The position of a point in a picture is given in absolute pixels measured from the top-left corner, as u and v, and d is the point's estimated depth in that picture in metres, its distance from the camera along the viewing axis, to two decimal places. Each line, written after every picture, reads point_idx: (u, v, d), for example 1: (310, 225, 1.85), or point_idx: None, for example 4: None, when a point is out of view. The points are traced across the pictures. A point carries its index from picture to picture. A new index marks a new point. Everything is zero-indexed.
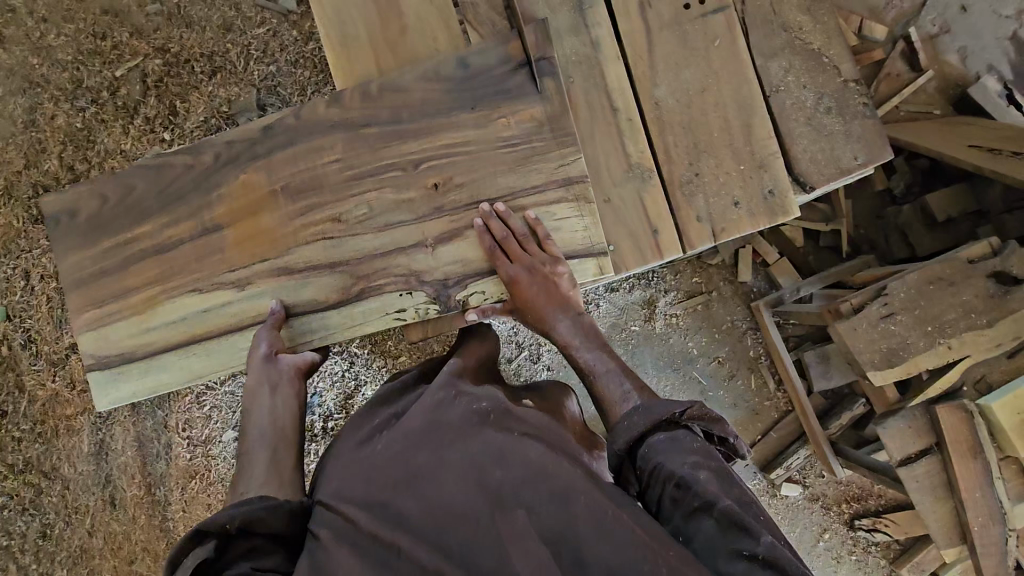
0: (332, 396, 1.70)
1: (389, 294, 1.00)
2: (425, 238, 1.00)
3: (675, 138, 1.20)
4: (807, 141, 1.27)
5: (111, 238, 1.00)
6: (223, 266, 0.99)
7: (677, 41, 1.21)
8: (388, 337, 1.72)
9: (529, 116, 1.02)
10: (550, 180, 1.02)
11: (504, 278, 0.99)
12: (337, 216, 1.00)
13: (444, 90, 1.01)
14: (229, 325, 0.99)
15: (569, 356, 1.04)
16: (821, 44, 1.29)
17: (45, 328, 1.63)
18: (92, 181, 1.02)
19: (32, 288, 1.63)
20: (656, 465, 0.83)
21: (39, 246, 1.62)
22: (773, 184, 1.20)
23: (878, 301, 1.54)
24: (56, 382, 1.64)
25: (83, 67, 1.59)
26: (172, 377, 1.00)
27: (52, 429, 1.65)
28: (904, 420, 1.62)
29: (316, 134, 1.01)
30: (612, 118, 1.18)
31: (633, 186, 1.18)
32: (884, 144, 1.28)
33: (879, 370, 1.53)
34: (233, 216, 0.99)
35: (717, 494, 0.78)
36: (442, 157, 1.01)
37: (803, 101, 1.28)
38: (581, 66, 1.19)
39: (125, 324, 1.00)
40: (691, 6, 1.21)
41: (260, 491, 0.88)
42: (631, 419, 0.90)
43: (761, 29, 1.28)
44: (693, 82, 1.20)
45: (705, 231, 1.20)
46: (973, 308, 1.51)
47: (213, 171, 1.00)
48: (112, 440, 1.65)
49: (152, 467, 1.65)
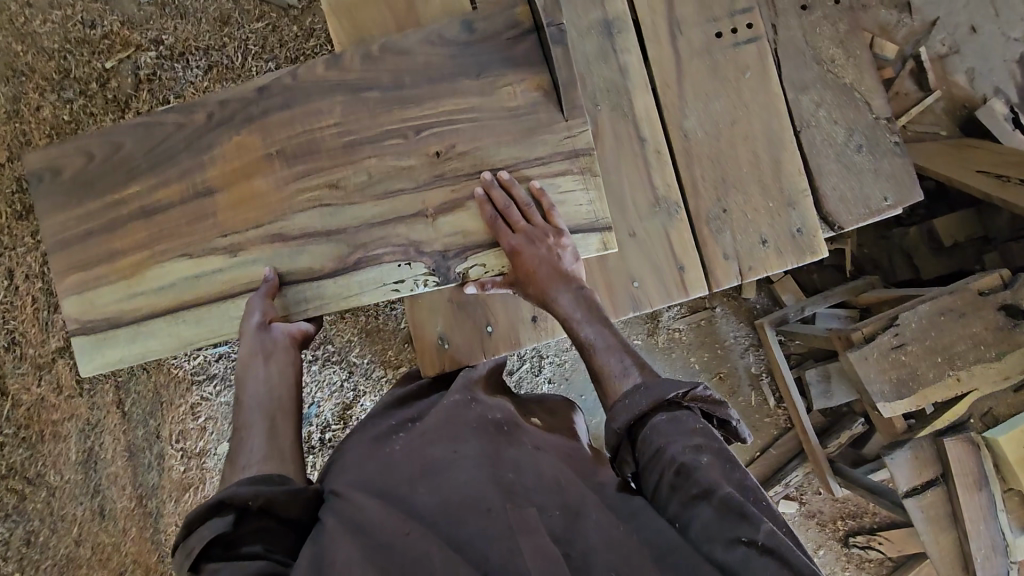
0: (330, 406, 1.65)
1: (388, 265, 0.97)
2: (426, 209, 0.97)
3: (702, 171, 1.21)
4: (837, 179, 1.27)
5: (98, 199, 0.97)
6: (215, 231, 0.96)
7: (708, 69, 1.22)
8: (389, 347, 1.70)
9: (536, 85, 0.98)
10: (555, 152, 0.99)
11: (505, 249, 0.96)
12: (333, 183, 0.97)
13: (447, 54, 0.98)
14: (219, 293, 0.96)
15: (570, 331, 0.99)
16: (853, 79, 1.30)
17: (30, 330, 1.49)
18: (77, 138, 0.98)
19: (16, 287, 1.49)
20: (658, 448, 0.79)
21: (24, 243, 1.49)
22: (802, 223, 1.21)
23: (890, 331, 1.51)
24: (41, 388, 1.50)
25: (71, 56, 1.52)
26: (160, 344, 0.97)
27: (37, 434, 1.48)
28: (909, 450, 1.58)
29: (317, 96, 0.98)
30: (638, 147, 1.20)
31: (660, 222, 1.19)
32: (913, 184, 1.27)
33: (888, 402, 1.51)
34: (225, 177, 0.96)
35: (718, 481, 0.74)
36: (445, 125, 0.98)
37: (834, 137, 1.28)
38: (609, 94, 1.20)
39: (110, 288, 0.96)
40: (723, 35, 1.23)
41: (262, 469, 0.82)
42: (632, 397, 0.85)
43: (792, 58, 1.29)
44: (723, 115, 1.22)
45: (731, 269, 1.21)
46: (984, 339, 1.49)
47: (205, 131, 0.97)
48: (102, 448, 1.54)
49: (143, 477, 1.57)
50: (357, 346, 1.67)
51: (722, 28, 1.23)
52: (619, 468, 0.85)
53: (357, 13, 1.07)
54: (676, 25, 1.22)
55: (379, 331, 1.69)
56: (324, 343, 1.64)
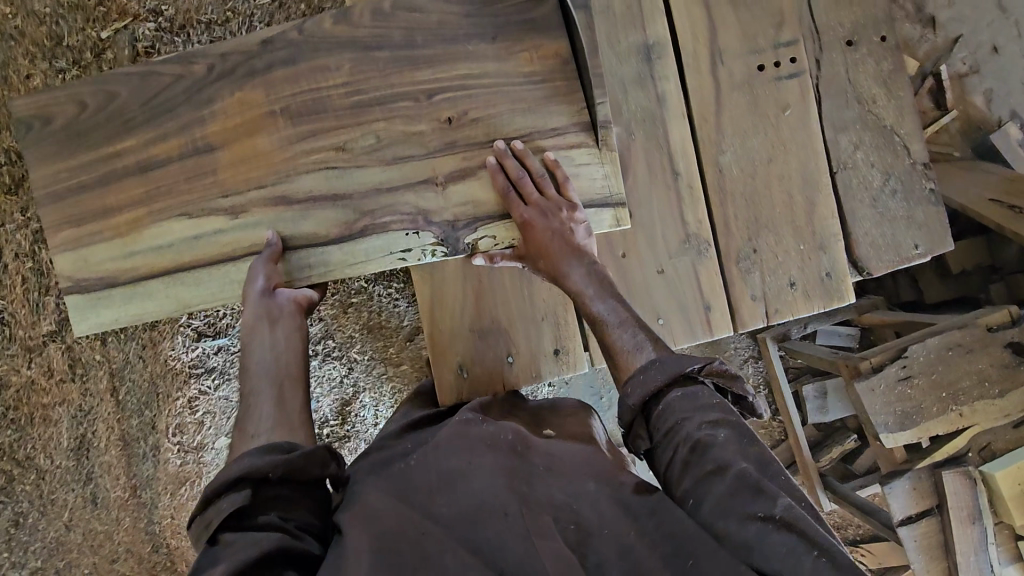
0: (329, 402, 1.60)
1: (395, 233, 0.94)
2: (434, 176, 0.94)
3: (734, 208, 1.21)
4: (869, 225, 1.25)
5: (91, 151, 0.93)
6: (216, 190, 0.92)
7: (748, 104, 1.21)
8: (391, 344, 1.63)
9: (553, 52, 0.96)
10: (571, 121, 0.96)
11: (517, 221, 0.94)
12: (339, 145, 0.93)
13: (462, 13, 0.95)
14: (222, 255, 0.93)
15: (581, 307, 0.95)
16: (894, 121, 1.27)
17: (20, 311, 1.43)
18: (69, 85, 0.93)
19: (6, 266, 1.41)
20: (673, 425, 0.77)
21: (12, 220, 1.40)
22: (830, 267, 1.22)
23: (898, 363, 1.45)
24: (30, 370, 1.45)
25: (63, 22, 1.40)
26: (159, 306, 0.93)
27: (27, 417, 1.46)
28: (909, 481, 1.54)
29: (325, 51, 0.94)
30: (671, 182, 1.20)
31: (688, 258, 1.20)
32: (946, 234, 1.26)
33: (891, 433, 1.45)
34: (226, 134, 0.92)
35: (733, 456, 0.72)
36: (458, 88, 0.95)
37: (869, 181, 1.26)
38: (644, 124, 1.20)
39: (104, 246, 0.92)
40: (765, 68, 1.22)
41: (271, 437, 0.80)
42: (647, 372, 0.82)
43: (836, 97, 1.26)
44: (760, 153, 1.21)
45: (758, 310, 1.22)
46: (988, 377, 1.45)
47: (206, 83, 0.93)
48: (94, 436, 1.49)
49: (137, 468, 1.51)
50: (358, 342, 1.59)
51: (764, 61, 1.22)
52: (634, 444, 0.82)
53: None
54: (717, 55, 1.21)
55: (382, 329, 1.61)
56: (325, 338, 1.57)
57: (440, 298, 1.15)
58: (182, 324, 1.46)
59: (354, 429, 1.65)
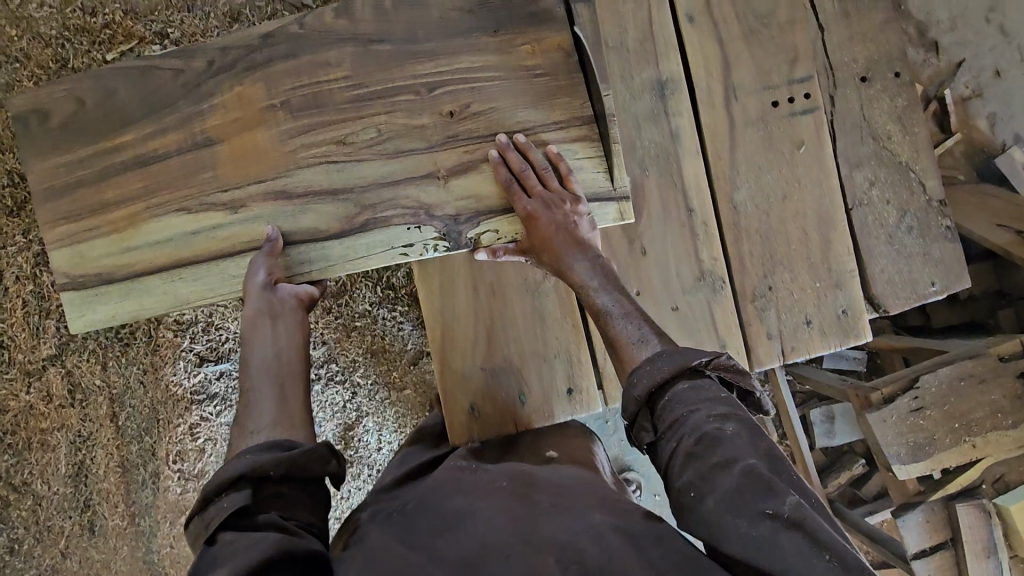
0: (331, 426, 1.55)
1: (396, 227, 0.93)
2: (436, 170, 0.93)
3: (750, 246, 1.19)
4: (885, 262, 1.23)
5: (88, 146, 0.92)
6: (214, 184, 0.91)
7: (761, 142, 1.20)
8: (394, 368, 1.57)
9: (556, 45, 0.95)
10: (573, 117, 0.95)
11: (521, 214, 0.92)
12: (340, 139, 0.92)
13: (463, 7, 0.94)
14: (220, 251, 0.92)
15: (583, 298, 0.93)
16: (909, 158, 1.26)
17: (20, 334, 1.42)
18: (68, 82, 0.93)
19: (7, 289, 1.42)
20: (679, 416, 0.75)
21: (15, 243, 1.41)
22: (847, 304, 1.19)
23: (910, 394, 1.40)
24: (29, 395, 1.43)
25: (69, 44, 1.40)
26: (155, 303, 0.92)
27: (24, 442, 1.44)
28: (921, 514, 1.49)
29: (325, 47, 0.93)
30: (685, 219, 1.17)
31: (703, 294, 1.17)
32: (963, 270, 1.24)
33: (904, 465, 1.41)
34: (226, 128, 0.92)
35: (742, 452, 0.69)
36: (456, 83, 0.94)
37: (885, 217, 1.24)
38: (657, 160, 1.18)
39: (102, 241, 0.91)
40: (779, 104, 1.21)
41: (271, 434, 0.80)
42: (653, 364, 0.80)
43: (850, 135, 1.25)
44: (775, 190, 1.20)
45: (773, 350, 1.18)
46: (1002, 408, 1.41)
47: (204, 78, 0.92)
48: (93, 463, 1.47)
49: (136, 495, 1.49)
50: (361, 366, 1.56)
51: (778, 97, 1.21)
52: (636, 437, 0.80)
53: None
54: (732, 90, 1.20)
55: (385, 352, 1.57)
56: (329, 361, 1.54)
57: (452, 330, 1.11)
58: (183, 350, 1.47)
59: (357, 454, 1.58)
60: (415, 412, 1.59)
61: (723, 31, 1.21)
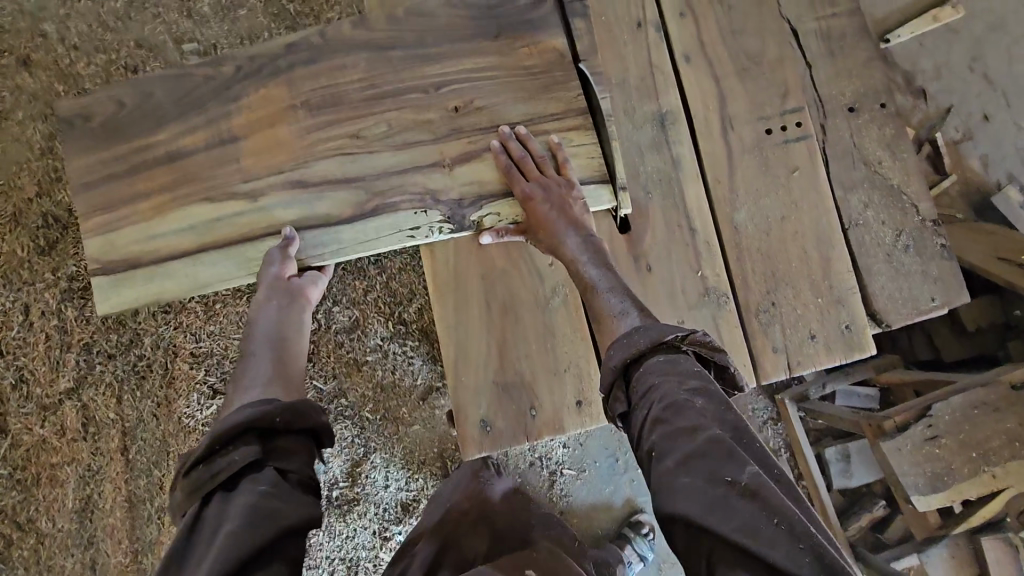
0: (339, 463, 1.51)
1: (402, 213, 0.99)
2: (442, 159, 1.01)
3: (752, 264, 1.15)
4: (885, 279, 1.17)
5: (124, 144, 1.00)
6: (239, 175, 0.99)
7: (758, 167, 1.17)
8: (403, 404, 1.52)
9: (553, 47, 1.04)
10: (567, 109, 1.03)
11: (519, 196, 0.99)
12: (354, 133, 1.00)
13: (468, 16, 1.04)
14: (236, 237, 0.98)
15: (575, 272, 0.97)
16: (900, 181, 1.19)
17: (41, 369, 1.46)
18: (110, 87, 1.01)
19: (33, 323, 1.47)
20: (652, 384, 0.80)
21: (43, 279, 1.46)
22: (849, 320, 1.14)
23: (922, 422, 1.35)
24: (44, 429, 1.46)
25: None
26: (177, 285, 0.98)
27: (34, 477, 1.47)
28: (946, 548, 1.46)
29: (342, 52, 1.02)
30: (689, 239, 1.14)
31: (708, 310, 1.13)
32: (962, 285, 1.17)
33: (923, 496, 1.34)
34: (250, 126, 1.00)
35: (708, 423, 0.76)
36: (463, 80, 1.02)
37: (881, 238, 1.18)
38: (660, 183, 1.16)
39: (131, 230, 0.98)
40: (772, 131, 1.18)
41: (263, 391, 0.85)
42: (630, 338, 0.86)
43: (842, 160, 1.19)
44: (774, 211, 1.16)
45: (780, 363, 1.13)
46: (1020, 437, 1.32)
47: (233, 82, 1.00)
48: (100, 497, 1.47)
49: (142, 531, 1.48)
50: (371, 402, 1.51)
51: (771, 125, 1.18)
52: (611, 406, 0.86)
53: None
54: (727, 121, 1.18)
55: (395, 388, 1.52)
56: (338, 398, 1.50)
57: (464, 345, 1.06)
58: (198, 381, 1.47)
59: (365, 492, 1.52)
60: (422, 449, 1.55)
61: (719, 70, 1.19)
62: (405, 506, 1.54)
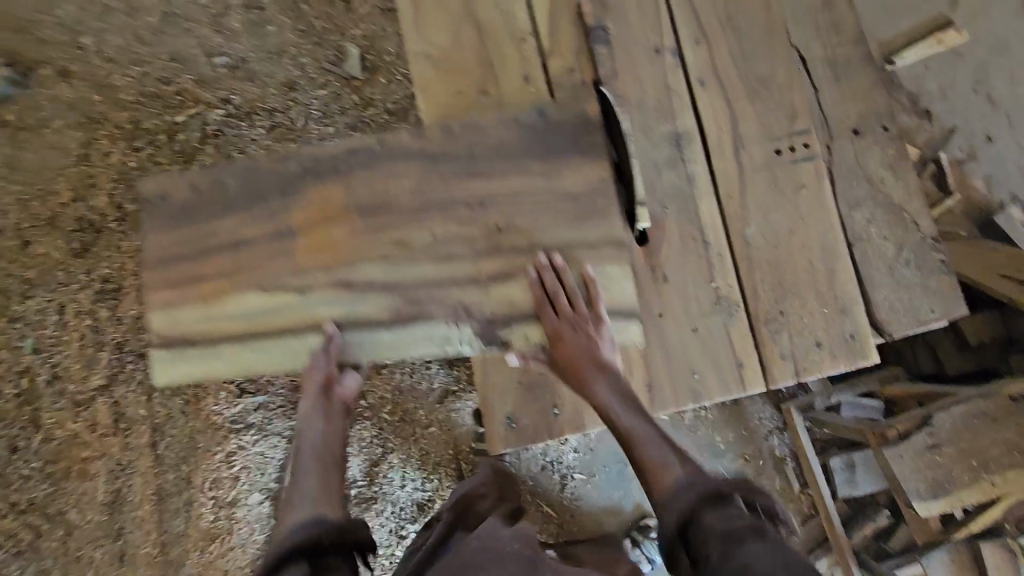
0: (358, 461, 1.72)
1: (438, 322, 1.03)
2: (479, 274, 1.04)
3: (761, 275, 1.28)
4: (887, 291, 1.31)
5: (193, 228, 1.04)
6: (291, 270, 1.03)
7: (769, 266, 1.28)
8: (420, 406, 1.77)
9: (597, 174, 1.08)
10: (604, 237, 1.07)
11: (548, 330, 1.03)
12: (399, 240, 1.04)
13: (519, 134, 1.08)
14: (284, 329, 1.03)
15: (610, 421, 1.07)
16: (901, 201, 1.34)
17: (73, 367, 1.66)
18: (187, 171, 1.05)
19: (66, 323, 1.67)
20: (702, 539, 0.86)
21: (77, 281, 1.68)
22: (853, 329, 1.28)
23: (925, 431, 1.62)
24: (78, 424, 1.65)
25: (143, 108, 1.73)
26: (226, 365, 1.03)
27: (64, 471, 1.64)
28: (947, 553, 1.69)
29: (399, 160, 1.06)
30: (703, 253, 1.27)
31: (720, 318, 1.27)
32: (958, 297, 1.31)
33: (924, 501, 1.60)
34: (307, 223, 1.04)
35: (756, 556, 0.78)
36: (509, 199, 1.06)
37: (884, 253, 1.32)
38: (676, 199, 1.28)
39: (192, 311, 1.03)
40: (782, 152, 1.32)
41: (313, 507, 0.95)
42: (681, 494, 0.95)
43: (845, 179, 1.33)
44: (782, 225, 1.29)
45: (788, 369, 1.26)
46: (1018, 446, 1.58)
47: (296, 179, 1.05)
48: (129, 491, 1.66)
49: (169, 523, 1.67)
50: (388, 405, 1.75)
51: (781, 146, 1.32)
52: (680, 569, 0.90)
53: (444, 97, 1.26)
54: (740, 142, 1.31)
55: (412, 392, 1.77)
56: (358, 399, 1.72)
57: None
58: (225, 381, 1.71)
59: (381, 490, 1.74)
60: (438, 451, 1.78)
61: (731, 94, 1.32)
62: (421, 506, 1.77)
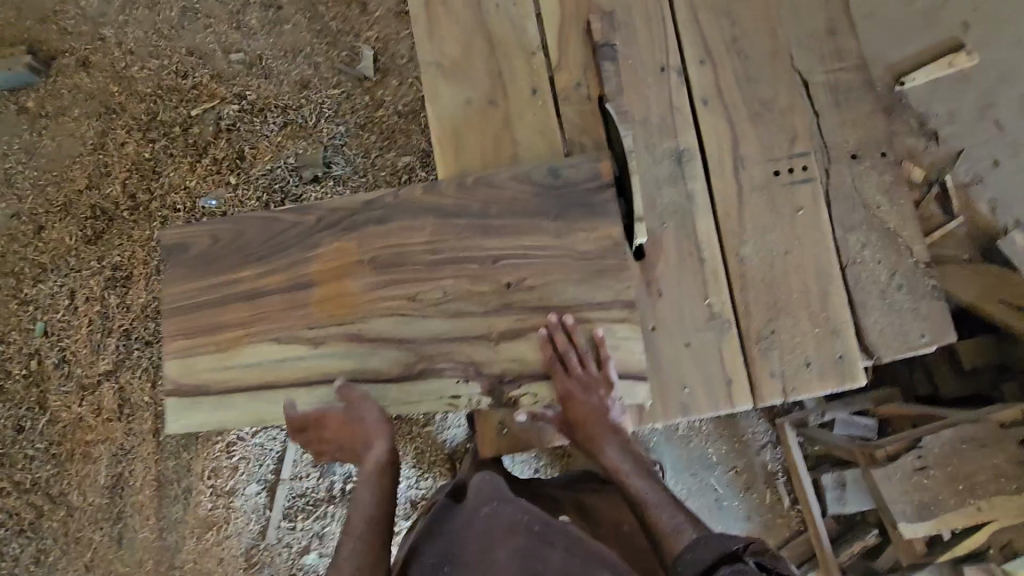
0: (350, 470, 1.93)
1: (448, 379, 1.20)
2: (491, 332, 1.21)
3: (755, 299, 1.37)
4: (878, 315, 1.38)
5: (217, 276, 1.27)
6: (306, 322, 1.23)
7: (766, 281, 1.37)
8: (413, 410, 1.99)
9: (608, 234, 1.20)
10: (614, 297, 1.19)
11: (559, 389, 1.18)
12: (412, 296, 1.22)
13: (531, 193, 1.23)
14: (297, 377, 1.22)
15: (621, 483, 1.20)
16: (896, 226, 1.41)
17: (81, 352, 1.97)
18: (207, 225, 1.29)
19: (76, 309, 1.99)
20: None
21: (87, 267, 1.99)
22: (843, 350, 1.36)
23: (913, 453, 1.67)
24: (81, 408, 1.96)
25: (161, 101, 2.00)
26: (240, 416, 1.24)
27: (67, 451, 1.96)
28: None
29: (409, 217, 1.24)
30: (699, 266, 1.37)
31: (712, 336, 1.36)
32: (948, 324, 1.38)
33: (909, 523, 1.66)
34: (324, 274, 1.24)
35: None
36: (517, 258, 1.22)
37: (878, 276, 1.39)
38: (675, 216, 1.39)
39: (207, 358, 1.25)
40: (780, 173, 1.41)
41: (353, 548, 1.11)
42: (696, 551, 0.96)
43: (844, 204, 1.41)
44: (777, 246, 1.38)
45: (776, 387, 1.35)
46: (1005, 472, 1.63)
47: (314, 231, 1.26)
48: (130, 474, 1.94)
49: (166, 510, 1.94)
50: None
51: (779, 167, 1.41)
52: None
53: (457, 133, 1.42)
54: (740, 160, 1.41)
55: None
56: None
57: None
58: None
59: None
60: (432, 451, 1.98)
61: (733, 115, 1.42)
62: (413, 503, 1.98)
